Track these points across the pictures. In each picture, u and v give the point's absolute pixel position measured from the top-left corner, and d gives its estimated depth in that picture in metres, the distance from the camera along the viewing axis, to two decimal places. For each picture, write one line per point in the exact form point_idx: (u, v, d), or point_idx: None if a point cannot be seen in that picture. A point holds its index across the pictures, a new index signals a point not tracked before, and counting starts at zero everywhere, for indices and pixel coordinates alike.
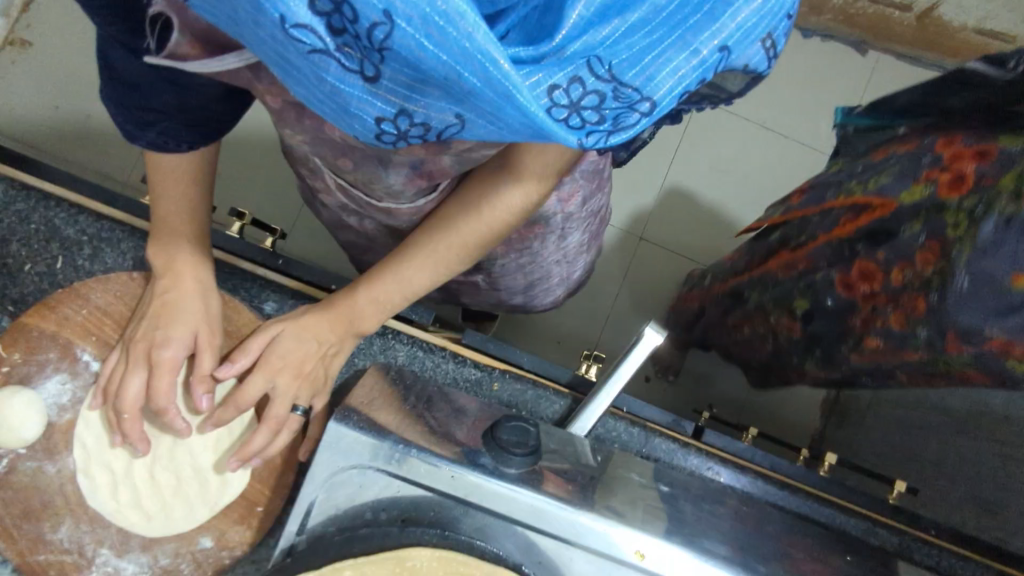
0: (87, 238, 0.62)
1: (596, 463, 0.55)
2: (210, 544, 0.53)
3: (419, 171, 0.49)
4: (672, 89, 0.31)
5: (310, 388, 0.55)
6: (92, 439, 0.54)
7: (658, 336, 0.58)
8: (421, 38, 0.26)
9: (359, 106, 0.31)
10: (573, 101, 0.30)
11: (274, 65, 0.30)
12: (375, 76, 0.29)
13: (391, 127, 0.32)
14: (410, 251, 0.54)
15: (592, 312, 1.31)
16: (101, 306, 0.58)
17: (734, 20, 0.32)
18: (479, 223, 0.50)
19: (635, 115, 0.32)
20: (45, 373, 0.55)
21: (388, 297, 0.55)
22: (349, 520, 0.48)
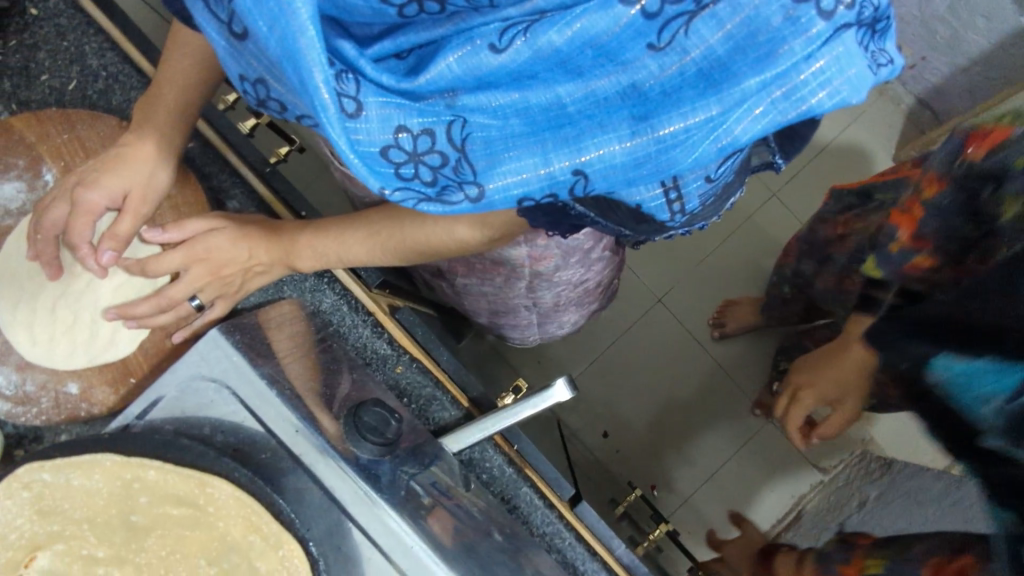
0: (106, 74, 0.62)
1: (469, 487, 0.53)
2: (74, 392, 0.54)
3: None
4: (508, 188, 0.35)
5: (217, 287, 0.55)
6: (19, 252, 0.57)
7: (565, 394, 0.50)
8: (256, 11, 0.30)
9: (224, 58, 0.35)
10: (412, 151, 0.34)
11: None
12: (238, 34, 0.33)
13: (250, 89, 0.36)
14: (364, 223, 0.53)
15: (580, 347, 1.31)
16: (81, 137, 0.59)
17: (599, 150, 0.33)
18: (420, 230, 0.50)
19: (463, 195, 0.35)
20: (7, 176, 0.58)
21: (322, 249, 0.53)
22: (186, 426, 0.49)
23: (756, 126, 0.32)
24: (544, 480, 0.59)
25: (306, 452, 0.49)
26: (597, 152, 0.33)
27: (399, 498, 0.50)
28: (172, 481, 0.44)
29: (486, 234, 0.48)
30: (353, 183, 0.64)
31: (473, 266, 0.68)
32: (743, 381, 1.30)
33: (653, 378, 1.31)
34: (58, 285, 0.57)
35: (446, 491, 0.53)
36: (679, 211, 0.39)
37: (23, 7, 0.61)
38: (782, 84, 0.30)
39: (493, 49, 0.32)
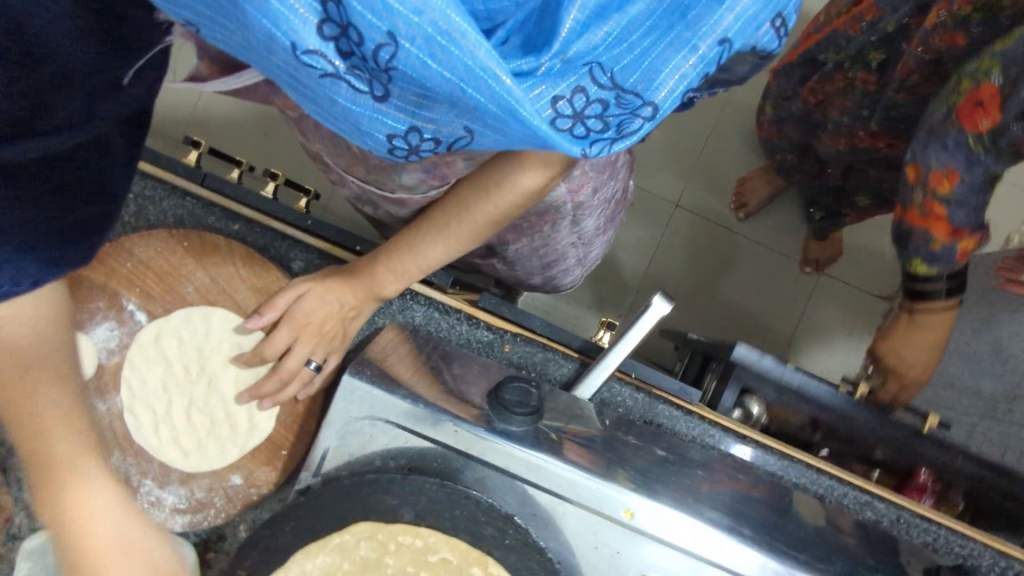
0: (133, 196, 0.64)
1: (603, 425, 0.58)
2: (240, 482, 0.57)
3: (432, 173, 0.60)
4: (672, 88, 0.41)
5: (328, 341, 0.59)
6: (136, 382, 0.59)
7: (664, 306, 0.56)
8: (424, 57, 0.35)
9: (374, 122, 0.41)
10: (574, 111, 0.40)
11: (297, 85, 0.39)
12: (383, 94, 0.39)
13: (402, 141, 0.43)
14: (434, 222, 0.56)
15: (626, 276, 1.33)
16: (142, 260, 0.61)
17: (731, 13, 0.40)
18: (488, 204, 0.52)
19: (638, 118, 0.42)
20: (95, 319, 0.59)
21: (402, 264, 0.56)
22: (360, 466, 0.51)
23: None
24: (672, 393, 0.63)
25: (473, 445, 0.51)
26: (731, 16, 0.40)
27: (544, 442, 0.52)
28: (356, 527, 0.47)
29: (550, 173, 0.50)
30: (375, 193, 0.70)
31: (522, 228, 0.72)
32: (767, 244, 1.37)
33: (700, 276, 1.34)
34: (184, 396, 0.59)
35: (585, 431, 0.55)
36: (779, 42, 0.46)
37: None
38: None
39: None
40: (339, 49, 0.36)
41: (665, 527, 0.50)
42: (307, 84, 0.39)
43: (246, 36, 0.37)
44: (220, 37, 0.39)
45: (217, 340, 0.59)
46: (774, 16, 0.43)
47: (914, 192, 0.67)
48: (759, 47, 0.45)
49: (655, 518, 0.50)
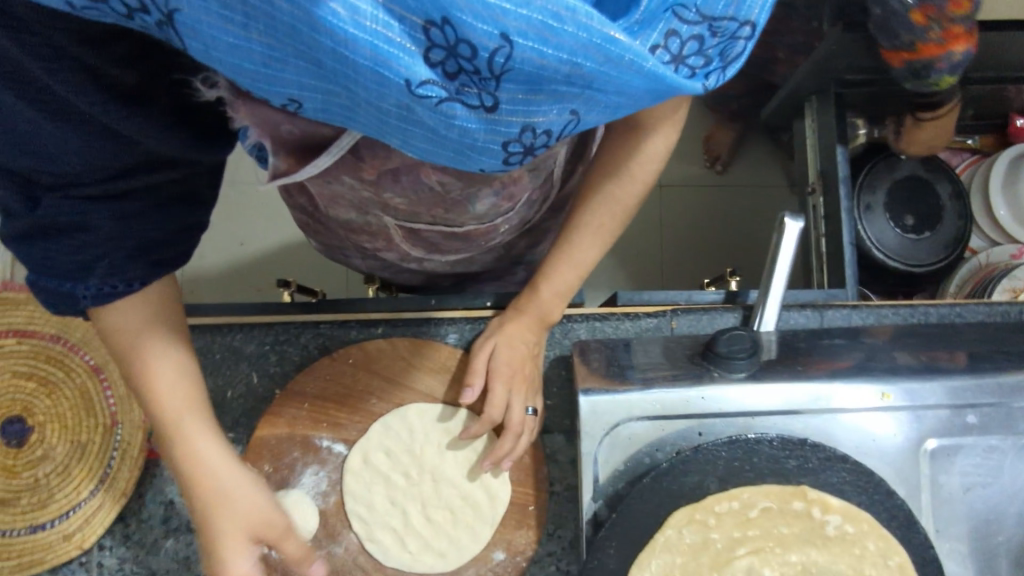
0: (268, 347, 0.64)
1: (776, 352, 0.57)
2: (503, 555, 0.58)
3: (504, 194, 0.56)
4: (762, 6, 0.37)
5: (530, 383, 0.58)
6: (363, 508, 0.59)
7: (797, 224, 0.59)
8: (541, 46, 0.28)
9: (491, 136, 0.32)
10: (672, 54, 0.34)
11: (390, 127, 0.32)
12: (494, 105, 0.31)
13: (520, 145, 0.34)
14: (580, 227, 0.54)
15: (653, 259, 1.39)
16: (314, 397, 0.60)
17: None
18: (633, 183, 0.52)
19: (737, 42, 0.38)
20: (297, 470, 0.59)
21: (563, 280, 0.56)
22: (633, 471, 0.52)
23: None
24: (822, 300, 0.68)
25: (717, 403, 0.52)
26: None
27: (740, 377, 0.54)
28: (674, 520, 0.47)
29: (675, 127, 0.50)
30: (442, 232, 0.62)
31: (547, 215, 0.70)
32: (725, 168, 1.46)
33: None
34: (415, 501, 0.60)
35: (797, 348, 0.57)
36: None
37: None
38: None
39: None
40: (445, 71, 0.29)
41: (923, 393, 0.51)
42: (411, 121, 0.31)
43: (339, 86, 0.29)
44: (311, 105, 0.31)
45: (424, 434, 0.60)
46: None
47: (928, 30, 0.73)
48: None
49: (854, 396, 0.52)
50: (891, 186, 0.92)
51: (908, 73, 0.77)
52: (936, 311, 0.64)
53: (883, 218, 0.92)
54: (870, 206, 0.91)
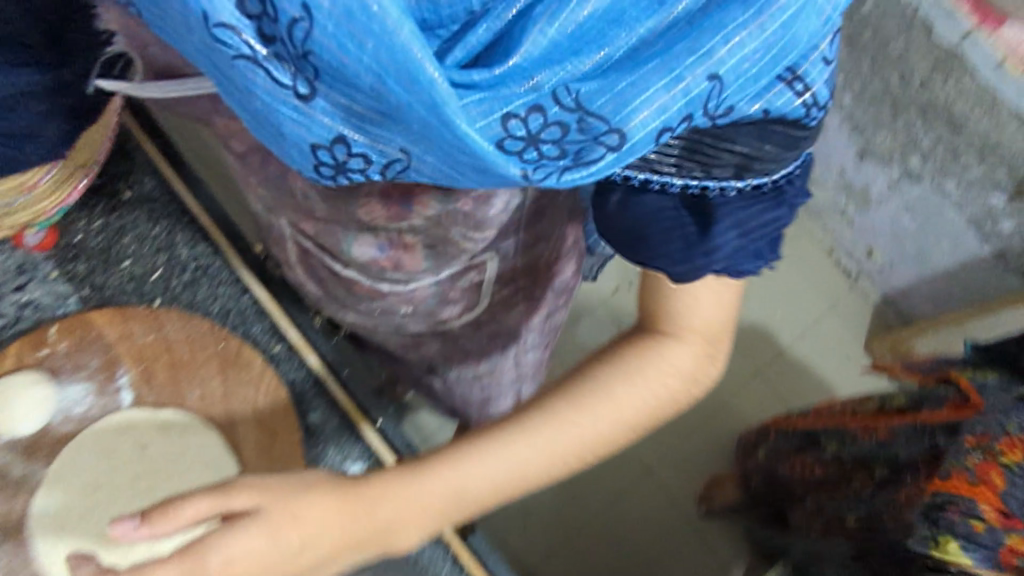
0: (193, 266, 0.63)
1: None
2: None
3: (388, 253, 0.56)
4: (644, 124, 0.38)
5: (433, 518, 0.52)
6: (81, 461, 0.58)
7: None
8: (341, 39, 0.32)
9: (296, 128, 0.37)
10: (528, 132, 0.37)
11: (222, 77, 0.36)
12: (307, 93, 0.35)
13: (328, 155, 0.38)
14: (574, 407, 0.53)
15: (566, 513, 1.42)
16: (168, 336, 0.60)
17: (724, 49, 0.38)
18: (634, 389, 0.54)
19: (600, 148, 0.38)
20: (74, 376, 0.60)
21: (466, 485, 0.52)
22: None
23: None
24: None
25: None
26: (722, 52, 0.38)
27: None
28: None
29: (702, 357, 0.56)
30: (328, 266, 0.60)
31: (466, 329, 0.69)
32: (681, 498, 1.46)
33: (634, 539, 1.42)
34: (115, 506, 0.57)
35: None
36: (818, 110, 0.46)
37: (117, 189, 0.64)
38: None
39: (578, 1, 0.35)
40: (260, 29, 0.33)
41: None
42: (220, 65, 0.36)
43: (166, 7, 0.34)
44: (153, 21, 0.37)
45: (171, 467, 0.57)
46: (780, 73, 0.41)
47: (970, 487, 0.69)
48: (788, 118, 0.45)
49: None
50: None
51: (926, 509, 0.71)
52: None
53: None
54: None
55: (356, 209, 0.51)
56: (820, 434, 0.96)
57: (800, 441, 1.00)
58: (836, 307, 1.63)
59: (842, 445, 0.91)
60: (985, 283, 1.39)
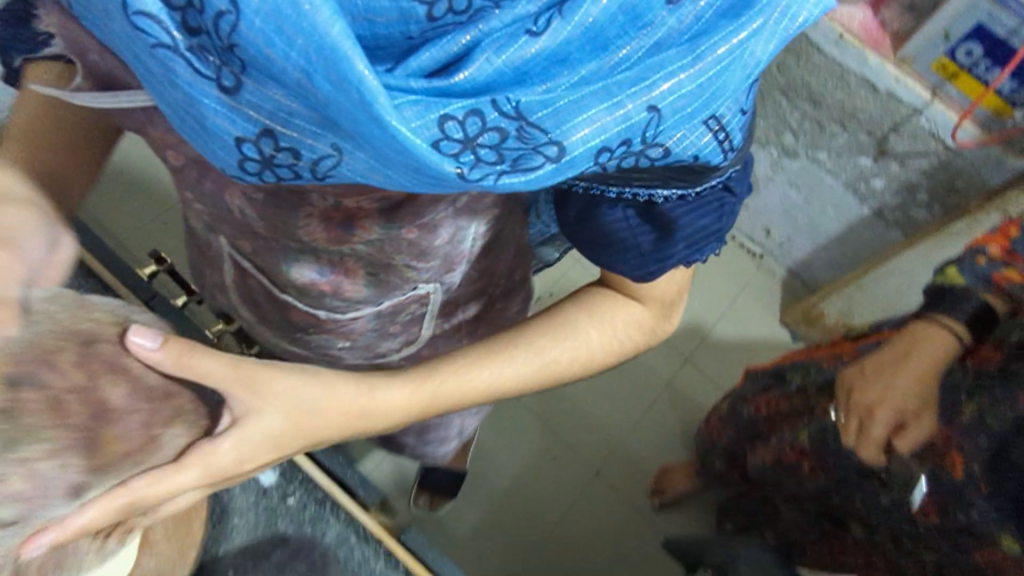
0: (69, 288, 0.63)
1: None
2: None
3: (330, 279, 0.67)
4: (583, 138, 0.40)
5: (393, 423, 0.63)
6: None
7: None
8: (268, 34, 0.33)
9: (223, 122, 0.39)
10: (464, 135, 0.38)
11: (151, 72, 0.39)
12: (233, 86, 0.37)
13: (253, 148, 0.40)
14: (550, 340, 0.66)
15: (503, 514, 1.42)
16: None
17: (661, 86, 0.40)
18: (572, 340, 0.66)
19: (539, 157, 0.40)
20: None
21: (389, 407, 0.61)
22: None
23: (770, 45, 0.42)
24: None
25: None
26: (662, 86, 0.40)
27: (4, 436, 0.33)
28: None
29: (656, 315, 0.67)
30: (269, 283, 0.72)
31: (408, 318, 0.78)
32: (633, 493, 1.48)
33: (571, 532, 1.42)
34: None
35: None
36: (729, 152, 0.48)
37: None
38: (785, 11, 0.41)
39: (530, 33, 0.38)
40: (184, 22, 0.36)
41: None
42: (152, 69, 0.38)
43: (125, 33, 0.37)
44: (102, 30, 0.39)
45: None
46: (708, 119, 0.44)
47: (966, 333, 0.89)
48: (707, 160, 0.47)
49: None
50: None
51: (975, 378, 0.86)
52: None
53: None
54: None
55: (298, 227, 0.59)
56: (785, 372, 1.17)
57: (766, 381, 1.20)
58: (748, 285, 1.70)
59: (810, 373, 1.12)
60: (872, 241, 1.47)
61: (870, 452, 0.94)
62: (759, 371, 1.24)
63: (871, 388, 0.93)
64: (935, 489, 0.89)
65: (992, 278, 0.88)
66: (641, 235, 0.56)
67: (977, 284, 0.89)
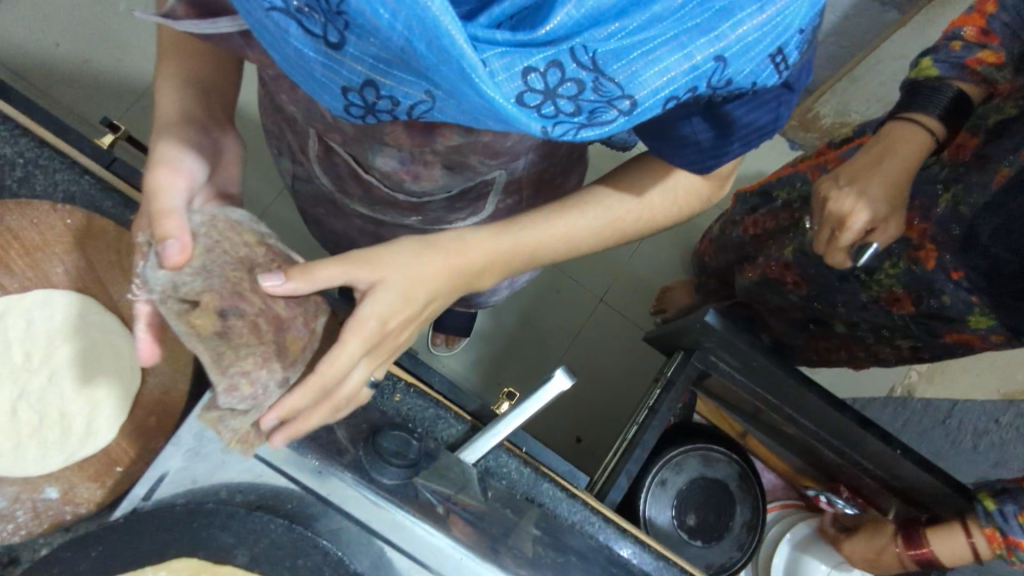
0: (23, 160, 0.59)
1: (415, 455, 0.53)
2: (55, 496, 0.54)
3: (408, 162, 0.61)
4: (653, 92, 0.39)
5: (465, 288, 0.57)
6: None
7: (564, 383, 0.55)
8: (375, 4, 0.33)
9: (330, 72, 0.39)
10: (546, 86, 0.38)
11: (254, 25, 0.38)
12: (337, 42, 0.37)
13: (357, 96, 0.41)
14: (617, 190, 0.60)
15: (520, 337, 1.51)
16: (12, 228, 0.59)
17: (736, 33, 0.39)
18: (637, 200, 0.60)
19: (612, 111, 0.40)
20: None
21: (476, 257, 0.55)
22: (199, 495, 0.48)
23: None
24: (559, 472, 0.62)
25: (334, 490, 0.49)
26: (733, 36, 0.39)
27: (214, 357, 0.44)
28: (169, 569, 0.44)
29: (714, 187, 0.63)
30: (351, 166, 0.68)
31: (469, 199, 0.72)
32: (637, 316, 1.56)
33: (575, 353, 1.52)
34: (15, 385, 0.61)
35: (451, 498, 0.54)
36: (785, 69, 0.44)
37: None
38: None
39: None
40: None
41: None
42: (262, 25, 0.38)
43: None
44: None
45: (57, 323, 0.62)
46: (771, 53, 0.42)
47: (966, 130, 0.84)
48: (759, 82, 0.44)
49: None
50: (697, 446, 0.87)
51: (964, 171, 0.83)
52: (602, 534, 0.57)
53: (667, 504, 0.83)
54: (679, 464, 0.85)
55: (385, 132, 0.55)
56: (772, 189, 1.07)
57: (754, 202, 1.11)
58: None
59: (794, 188, 1.03)
60: (875, 30, 1.38)
61: (844, 259, 0.87)
62: (745, 193, 1.14)
63: (852, 195, 0.85)
64: (909, 281, 0.87)
65: (966, 62, 0.83)
66: (702, 135, 0.50)
67: (954, 73, 0.84)
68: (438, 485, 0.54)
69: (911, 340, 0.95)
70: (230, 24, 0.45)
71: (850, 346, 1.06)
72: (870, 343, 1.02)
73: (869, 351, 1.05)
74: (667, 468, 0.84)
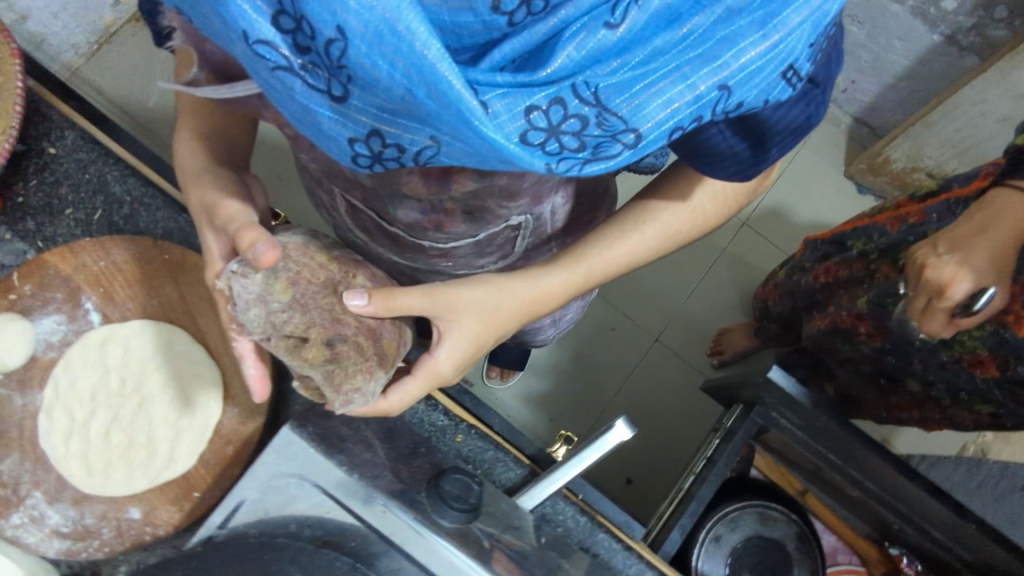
0: (130, 199, 0.67)
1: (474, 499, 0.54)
2: (136, 516, 0.61)
3: (430, 211, 0.64)
4: (658, 124, 0.41)
5: (530, 313, 0.63)
6: (63, 384, 0.65)
7: (626, 432, 0.54)
8: (373, 57, 0.36)
9: (337, 125, 0.41)
10: (549, 123, 0.40)
11: (262, 84, 0.40)
12: (341, 95, 0.39)
13: (363, 148, 0.42)
14: (663, 201, 0.61)
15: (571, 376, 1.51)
16: (116, 261, 0.65)
17: (737, 62, 0.41)
18: (687, 208, 0.61)
19: (619, 144, 0.42)
20: (46, 310, 0.65)
21: (553, 288, 0.61)
22: (270, 526, 0.49)
23: None
24: (615, 523, 0.62)
25: (394, 528, 0.48)
26: (734, 64, 0.41)
27: (327, 376, 0.50)
28: None
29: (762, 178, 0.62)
30: (376, 220, 0.71)
31: (496, 246, 0.73)
32: (692, 357, 1.54)
33: (626, 396, 1.50)
34: (108, 411, 0.66)
35: (498, 537, 0.53)
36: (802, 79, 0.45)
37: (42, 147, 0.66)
38: None
39: (608, 26, 0.39)
40: (295, 42, 0.37)
41: None
42: (268, 84, 0.40)
43: (227, 41, 0.39)
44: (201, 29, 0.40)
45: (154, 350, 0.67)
46: (783, 71, 0.43)
47: None
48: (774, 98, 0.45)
49: (318, 469, 0.50)
50: (753, 503, 0.84)
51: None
52: None
53: (721, 560, 0.81)
54: (736, 519, 0.83)
55: (401, 183, 0.57)
56: (847, 238, 1.04)
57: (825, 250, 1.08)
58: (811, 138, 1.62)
59: (871, 240, 1.00)
60: (945, 74, 1.35)
61: (941, 328, 0.83)
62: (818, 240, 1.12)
63: (953, 263, 0.80)
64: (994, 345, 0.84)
65: None
66: (737, 145, 0.51)
67: None
68: (491, 525, 0.54)
69: (991, 405, 0.90)
70: (243, 89, 0.49)
71: (923, 406, 1.01)
72: (947, 407, 0.97)
73: (943, 414, 0.99)
74: (723, 525, 0.82)
